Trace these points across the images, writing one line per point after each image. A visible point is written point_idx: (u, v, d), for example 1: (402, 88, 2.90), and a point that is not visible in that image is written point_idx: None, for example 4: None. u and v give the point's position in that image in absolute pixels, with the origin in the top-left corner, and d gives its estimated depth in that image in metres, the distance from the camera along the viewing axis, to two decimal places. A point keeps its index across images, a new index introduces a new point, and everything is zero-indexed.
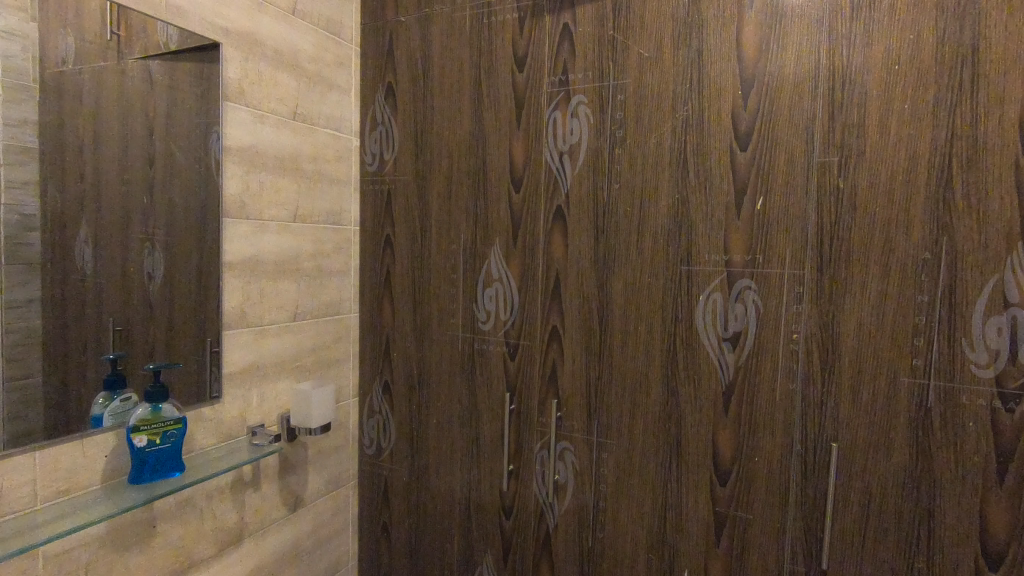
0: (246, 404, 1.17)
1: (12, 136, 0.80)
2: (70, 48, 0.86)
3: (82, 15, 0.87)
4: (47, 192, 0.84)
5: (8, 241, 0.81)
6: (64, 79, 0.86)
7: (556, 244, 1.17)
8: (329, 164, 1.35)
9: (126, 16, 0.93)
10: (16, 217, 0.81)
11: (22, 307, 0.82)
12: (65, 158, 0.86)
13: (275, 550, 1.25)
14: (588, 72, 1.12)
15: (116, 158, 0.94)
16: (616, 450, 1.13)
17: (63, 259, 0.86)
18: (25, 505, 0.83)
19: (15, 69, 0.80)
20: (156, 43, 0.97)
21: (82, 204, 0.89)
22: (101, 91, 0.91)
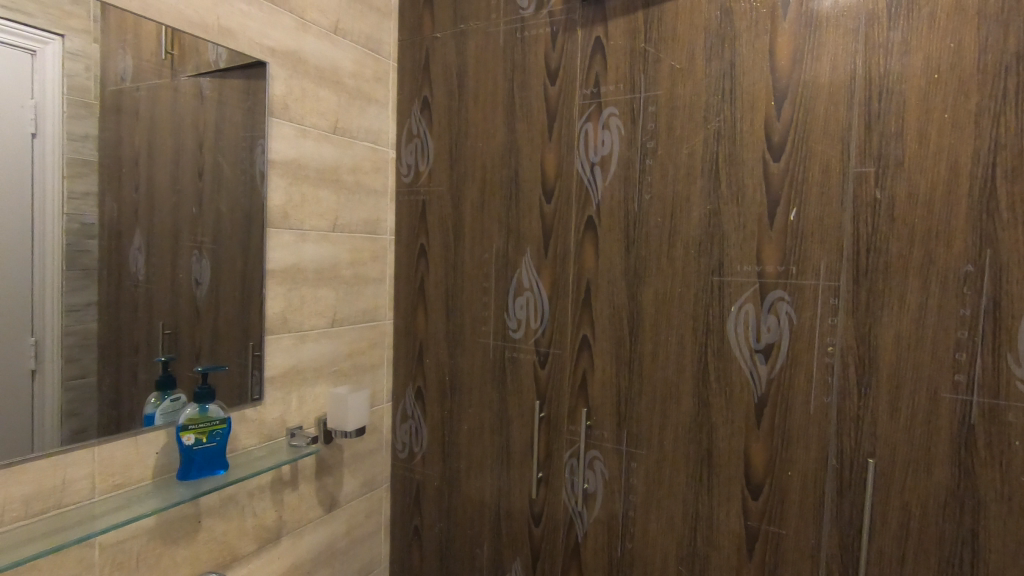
0: (286, 405, 1.21)
1: (74, 150, 0.86)
2: (128, 68, 0.92)
3: (140, 37, 0.93)
4: (105, 203, 0.90)
5: (70, 248, 0.86)
6: (123, 97, 0.92)
7: (587, 254, 1.18)
8: (367, 175, 1.40)
9: (180, 37, 0.98)
10: (78, 225, 0.87)
11: (81, 310, 0.88)
12: (122, 171, 0.92)
13: (311, 549, 1.29)
14: (620, 84, 1.13)
15: (169, 170, 0.99)
16: (646, 461, 1.13)
17: (119, 265, 0.92)
18: (84, 497, 0.88)
19: (79, 88, 0.86)
20: (207, 62, 1.03)
21: (137, 213, 0.94)
22: (156, 108, 0.97)
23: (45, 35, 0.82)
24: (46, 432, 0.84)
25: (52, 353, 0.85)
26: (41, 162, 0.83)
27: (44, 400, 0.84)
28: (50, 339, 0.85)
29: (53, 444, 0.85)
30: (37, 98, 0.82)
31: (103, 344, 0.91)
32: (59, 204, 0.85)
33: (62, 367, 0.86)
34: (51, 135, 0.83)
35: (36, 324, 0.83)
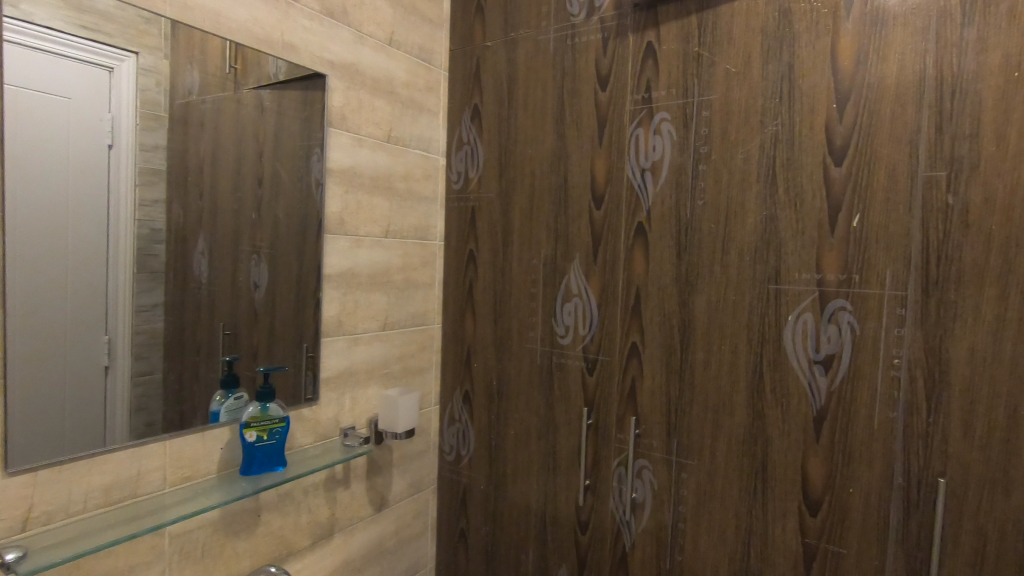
0: (340, 406, 1.25)
1: (145, 160, 0.91)
2: (195, 82, 0.97)
3: (206, 52, 0.98)
4: (172, 209, 0.95)
5: (140, 252, 0.91)
6: (190, 109, 0.97)
7: (637, 260, 1.17)
8: (419, 183, 1.43)
9: (243, 52, 1.03)
10: (147, 230, 0.92)
11: (150, 310, 0.93)
12: (188, 178, 0.97)
13: (361, 547, 1.32)
14: (672, 88, 1.12)
15: (231, 178, 1.04)
16: (697, 472, 1.10)
17: (184, 269, 0.97)
18: (156, 488, 0.94)
19: (151, 102, 0.91)
20: (267, 75, 1.07)
21: (201, 219, 0.99)
22: (220, 119, 1.02)
23: (120, 52, 0.87)
24: (116, 426, 0.89)
25: (123, 350, 0.90)
26: (116, 172, 0.88)
27: (114, 393, 0.89)
28: (121, 337, 0.90)
29: (126, 437, 0.90)
30: (114, 111, 0.87)
31: (168, 343, 0.96)
32: (131, 210, 0.90)
33: (131, 363, 0.91)
34: (126, 147, 0.89)
35: (110, 323, 0.89)
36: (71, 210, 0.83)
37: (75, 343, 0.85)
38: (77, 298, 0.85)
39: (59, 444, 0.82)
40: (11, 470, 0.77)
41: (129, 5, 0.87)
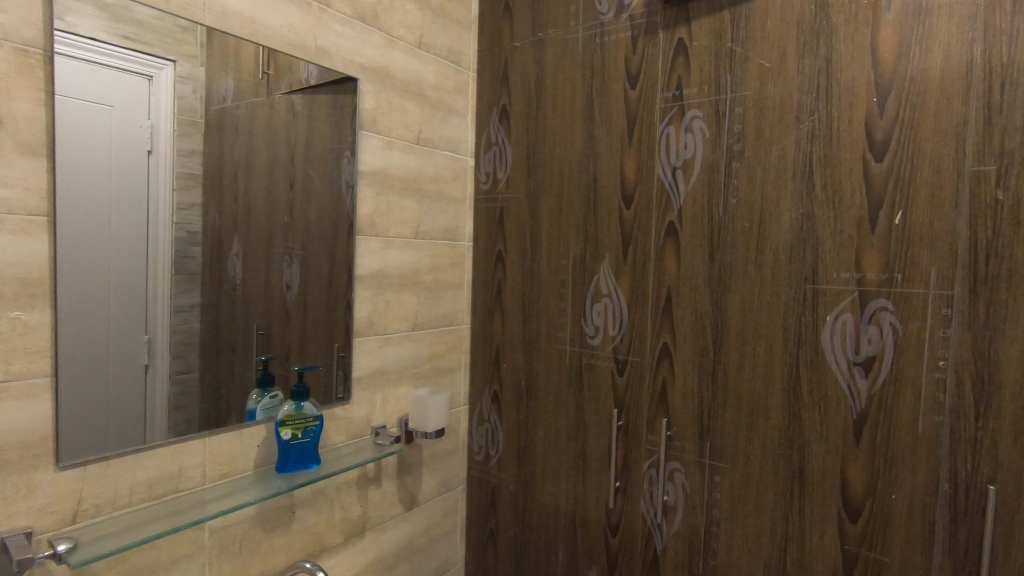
0: (371, 405, 1.27)
1: (182, 165, 0.93)
2: (229, 89, 0.99)
3: (241, 59, 1.00)
4: (207, 213, 0.97)
5: (177, 254, 0.94)
6: (224, 115, 0.99)
7: (668, 260, 1.15)
8: (448, 184, 1.44)
9: (276, 57, 1.05)
10: (185, 233, 0.94)
11: (187, 310, 0.95)
12: (222, 182, 0.99)
13: (392, 545, 1.33)
14: (704, 85, 1.10)
15: (265, 181, 1.06)
16: (731, 476, 1.08)
17: (219, 271, 0.99)
18: (197, 484, 0.96)
19: (187, 107, 0.94)
20: (299, 79, 1.09)
21: (235, 222, 1.02)
22: (254, 123, 1.04)
23: (159, 61, 0.90)
24: (156, 423, 0.91)
25: (162, 350, 0.93)
26: (155, 177, 0.90)
27: (154, 393, 0.91)
28: (160, 337, 0.92)
29: (165, 434, 0.92)
30: (153, 119, 0.89)
31: (205, 343, 0.98)
32: (169, 214, 0.92)
33: (170, 363, 0.94)
34: (164, 152, 0.91)
35: (149, 323, 0.91)
36: (114, 214, 0.85)
37: (118, 344, 0.87)
38: (119, 300, 0.87)
39: (104, 440, 0.85)
40: (61, 465, 0.81)
41: (167, 15, 0.90)
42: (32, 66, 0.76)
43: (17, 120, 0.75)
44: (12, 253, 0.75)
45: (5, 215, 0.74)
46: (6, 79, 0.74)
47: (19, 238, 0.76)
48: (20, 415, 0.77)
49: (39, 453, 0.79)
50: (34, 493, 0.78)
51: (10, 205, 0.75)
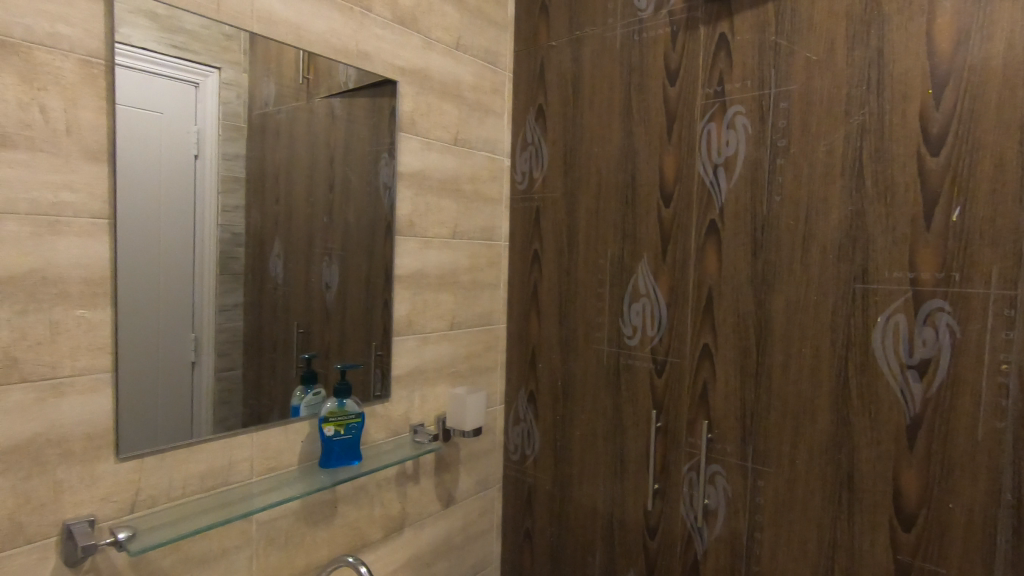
0: (410, 403, 1.28)
1: (226, 168, 0.97)
2: (271, 94, 1.02)
3: (283, 65, 1.03)
4: (250, 215, 1.00)
5: (222, 255, 0.97)
6: (266, 120, 1.02)
7: (709, 259, 1.13)
8: (485, 184, 1.44)
9: (316, 61, 1.07)
10: (229, 235, 0.98)
11: (231, 309, 0.99)
12: (264, 185, 1.02)
13: (430, 542, 1.35)
14: (747, 80, 1.07)
15: (305, 184, 1.09)
16: (775, 480, 1.06)
17: (262, 271, 1.02)
18: (245, 477, 0.99)
19: (232, 113, 0.97)
20: (338, 83, 1.11)
21: (277, 223, 1.04)
22: (294, 127, 1.07)
23: (205, 68, 0.93)
24: (203, 418, 0.94)
25: (208, 347, 0.96)
26: (202, 181, 0.94)
27: (201, 389, 0.95)
28: (206, 335, 0.96)
29: (214, 429, 0.96)
30: (199, 124, 0.92)
31: (248, 341, 1.01)
32: (215, 217, 0.96)
33: (215, 360, 0.97)
34: (210, 157, 0.94)
35: (196, 322, 0.94)
36: (165, 217, 0.89)
37: (169, 341, 0.90)
38: (170, 299, 0.90)
39: (157, 434, 0.88)
40: (121, 456, 0.84)
41: (212, 23, 0.92)
42: (95, 76, 0.80)
43: (81, 127, 0.79)
44: (77, 253, 0.79)
45: (70, 218, 0.78)
46: (71, 88, 0.78)
47: (83, 240, 0.80)
48: (83, 409, 0.81)
49: (101, 444, 0.82)
50: (97, 482, 0.82)
51: (75, 208, 0.79)
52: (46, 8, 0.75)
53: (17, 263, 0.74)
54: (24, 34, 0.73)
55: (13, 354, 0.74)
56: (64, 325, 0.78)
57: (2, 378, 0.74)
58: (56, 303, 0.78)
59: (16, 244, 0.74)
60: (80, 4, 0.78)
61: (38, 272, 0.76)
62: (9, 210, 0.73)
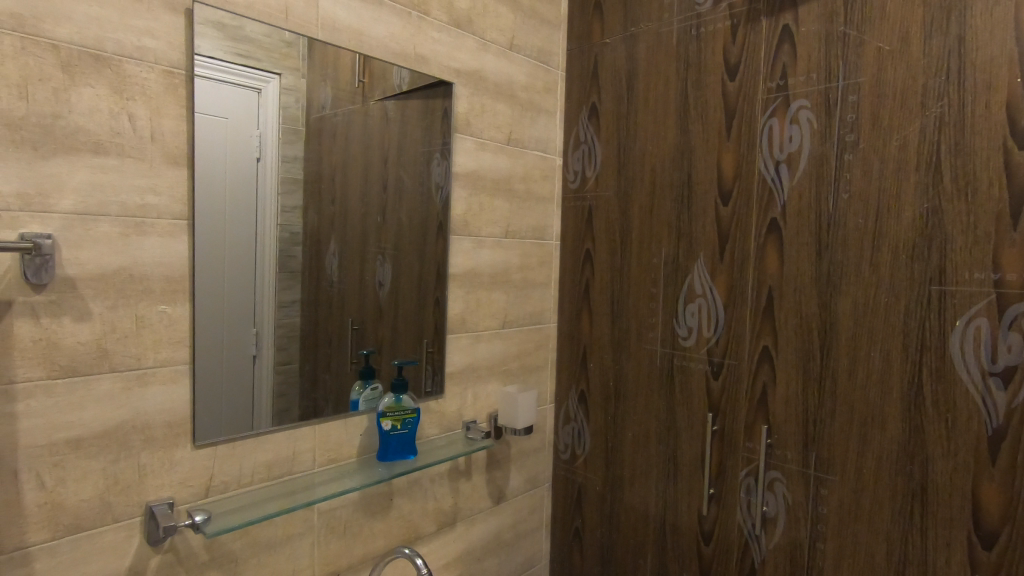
0: (463, 399, 1.30)
1: (285, 170, 1.00)
2: (328, 98, 1.05)
3: (338, 69, 1.05)
4: (307, 215, 1.03)
5: (281, 253, 1.00)
6: (323, 123, 1.05)
7: (770, 259, 1.10)
8: (537, 183, 1.45)
9: (371, 64, 1.09)
10: (287, 234, 1.01)
11: (290, 306, 1.02)
12: (320, 186, 1.05)
13: (481, 537, 1.36)
14: (813, 73, 1.03)
15: (359, 184, 1.12)
16: (839, 490, 1.02)
17: (318, 269, 1.05)
18: (308, 467, 1.04)
19: (291, 117, 1.00)
20: (392, 86, 1.13)
21: (332, 223, 1.07)
22: (350, 129, 1.09)
23: (266, 74, 0.96)
24: (263, 411, 0.98)
25: (268, 342, 0.99)
26: (263, 183, 0.97)
27: (261, 382, 0.98)
28: (266, 330, 0.99)
29: (276, 421, 1.00)
30: (261, 129, 0.96)
31: (304, 336, 1.04)
32: (275, 217, 0.99)
33: (274, 355, 1.00)
34: (270, 159, 0.98)
35: (257, 318, 0.98)
36: (231, 218, 0.92)
37: (233, 336, 0.94)
38: (234, 296, 0.94)
39: (223, 424, 0.92)
40: (196, 444, 0.89)
41: (274, 31, 0.96)
42: (176, 86, 0.85)
43: (164, 134, 0.84)
44: (159, 252, 0.84)
45: (154, 219, 0.83)
46: (156, 98, 0.83)
47: (165, 240, 0.85)
48: (164, 398, 0.86)
49: (179, 432, 0.88)
50: (175, 467, 0.87)
51: (159, 210, 0.84)
52: (135, 23, 0.80)
53: (108, 261, 0.80)
54: (116, 48, 0.79)
55: (104, 346, 0.80)
56: (148, 319, 0.84)
57: (94, 368, 0.79)
58: (141, 298, 0.83)
59: (108, 244, 0.80)
60: (164, 18, 0.83)
61: (127, 270, 0.81)
62: (102, 212, 0.79)
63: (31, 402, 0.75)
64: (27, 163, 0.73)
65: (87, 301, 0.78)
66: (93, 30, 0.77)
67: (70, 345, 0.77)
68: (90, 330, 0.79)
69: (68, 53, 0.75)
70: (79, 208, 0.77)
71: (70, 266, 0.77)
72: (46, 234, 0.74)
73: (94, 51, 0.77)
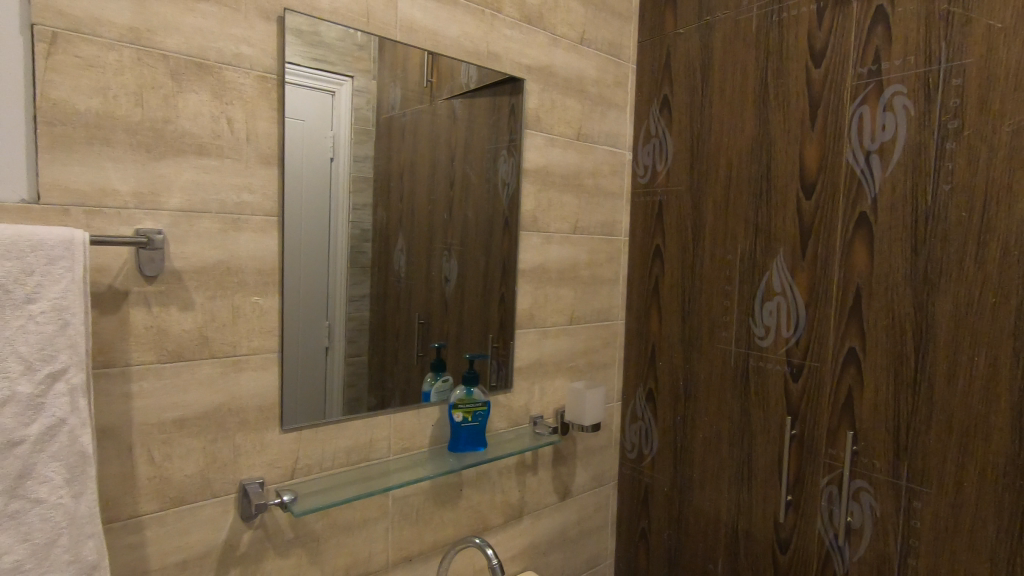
0: (530, 394, 1.31)
1: (357, 169, 1.02)
2: (397, 98, 1.07)
3: (407, 70, 1.07)
4: (377, 212, 1.06)
5: (353, 249, 1.03)
6: (392, 123, 1.07)
7: (858, 256, 1.03)
8: (606, 178, 1.43)
9: (439, 64, 1.11)
10: (358, 230, 1.03)
11: (359, 300, 1.04)
12: (389, 184, 1.07)
13: (547, 532, 1.37)
14: (910, 56, 0.96)
15: (427, 181, 1.13)
16: (935, 503, 0.95)
17: (387, 265, 1.08)
18: (383, 455, 1.08)
19: (365, 118, 1.03)
20: (460, 84, 1.15)
21: (400, 220, 1.10)
22: (418, 128, 1.11)
23: (340, 78, 0.99)
24: (333, 402, 1.01)
25: (338, 335, 1.02)
26: (337, 181, 0.99)
27: (333, 373, 1.01)
28: (338, 324, 1.01)
29: (348, 410, 1.03)
30: (334, 129, 0.98)
31: (373, 330, 1.07)
32: (347, 214, 1.02)
33: (345, 347, 1.03)
34: (343, 158, 1.00)
35: (331, 311, 1.00)
36: (310, 216, 0.96)
37: (308, 328, 0.97)
38: (312, 290, 0.97)
39: (303, 411, 0.97)
40: (283, 428, 0.95)
41: (349, 35, 0.98)
42: (268, 90, 0.90)
43: (258, 136, 0.89)
44: (253, 248, 0.90)
45: (248, 216, 0.89)
46: (250, 102, 0.88)
47: (258, 235, 0.90)
48: (254, 384, 0.92)
49: (269, 417, 0.93)
50: (265, 449, 0.93)
51: (253, 208, 0.89)
52: (233, 33, 0.86)
53: (209, 255, 0.86)
54: (217, 56, 0.85)
55: (205, 334, 0.86)
56: (243, 310, 0.90)
57: (196, 354, 0.86)
58: (237, 290, 0.89)
59: (209, 239, 0.86)
60: (258, 27, 0.88)
61: (225, 263, 0.87)
62: (204, 209, 0.85)
63: (144, 383, 0.82)
64: (142, 165, 0.80)
65: (191, 291, 0.84)
66: (198, 40, 0.83)
67: (176, 332, 0.84)
68: (193, 319, 0.85)
69: (176, 62, 0.81)
70: (185, 205, 0.83)
71: (177, 260, 0.83)
72: (158, 230, 0.81)
73: (199, 60, 0.83)
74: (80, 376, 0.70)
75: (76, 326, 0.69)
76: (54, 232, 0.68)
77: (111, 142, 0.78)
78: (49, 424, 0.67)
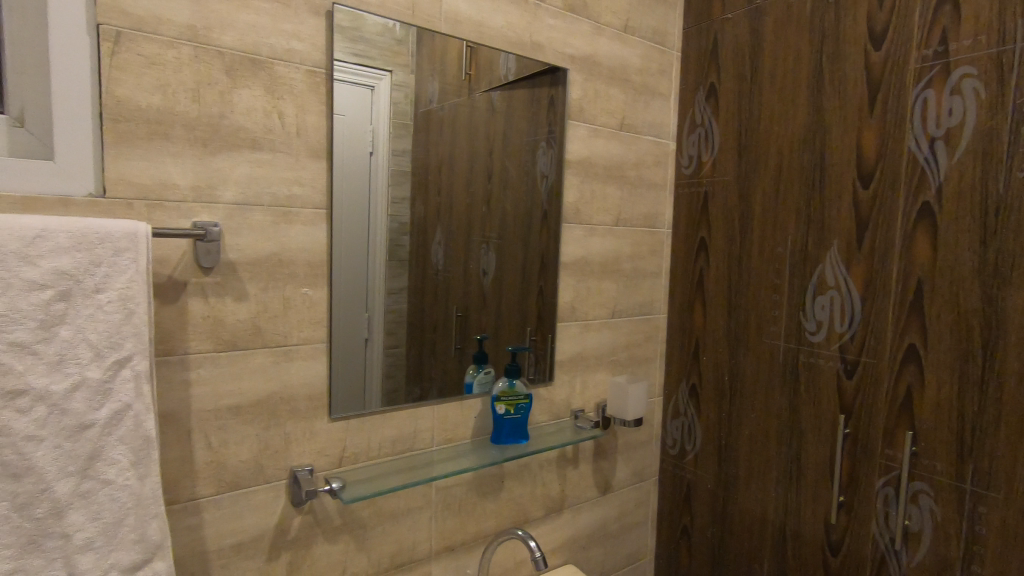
0: (572, 387, 1.31)
1: (396, 162, 1.02)
2: (435, 92, 1.07)
3: (449, 62, 1.07)
4: (415, 205, 1.06)
5: (391, 242, 1.03)
6: (431, 116, 1.07)
7: (920, 248, 0.99)
8: (649, 170, 1.40)
9: (478, 56, 1.11)
10: (396, 224, 1.03)
11: (398, 293, 1.05)
12: (429, 177, 1.07)
13: (587, 526, 1.36)
14: (981, 36, 0.91)
15: (464, 174, 1.13)
16: (1002, 509, 0.90)
17: (424, 258, 1.08)
18: (427, 445, 1.09)
19: (404, 112, 1.03)
20: (498, 77, 1.14)
21: (438, 214, 1.09)
22: (457, 121, 1.11)
23: (379, 72, 0.99)
24: (372, 393, 1.02)
25: (377, 328, 1.02)
26: (378, 175, 1.00)
27: (372, 365, 1.02)
28: (377, 316, 1.02)
29: (388, 402, 1.04)
30: (374, 123, 0.98)
31: (411, 323, 1.07)
32: (386, 207, 1.02)
33: (383, 339, 1.03)
34: (382, 152, 1.00)
35: (370, 303, 1.01)
36: (354, 209, 0.97)
37: (349, 320, 0.98)
38: (354, 282, 0.98)
39: (347, 401, 0.98)
40: (332, 416, 0.97)
41: (389, 29, 0.99)
42: (317, 84, 0.91)
43: (308, 130, 0.91)
44: (303, 240, 0.92)
45: (299, 208, 0.91)
46: (301, 96, 0.90)
47: (308, 228, 0.92)
48: (304, 373, 0.94)
49: (318, 406, 0.95)
50: (315, 437, 0.95)
51: (303, 201, 0.91)
52: (284, 28, 0.87)
53: (262, 246, 0.88)
54: (269, 52, 0.86)
55: (258, 324, 0.89)
56: (294, 301, 0.92)
57: (250, 343, 0.88)
58: (288, 282, 0.91)
59: (262, 231, 0.88)
60: (309, 22, 0.89)
61: (277, 255, 0.89)
62: (257, 202, 0.87)
63: (201, 370, 0.84)
64: (199, 159, 0.82)
65: (245, 282, 0.87)
66: (252, 36, 0.85)
67: (231, 322, 0.86)
68: (247, 310, 0.87)
69: (231, 58, 0.83)
70: (239, 198, 0.85)
71: (233, 251, 0.85)
72: (214, 223, 0.83)
73: (252, 56, 0.85)
74: (143, 363, 0.72)
75: (140, 316, 0.72)
76: (120, 224, 0.71)
77: (171, 137, 0.80)
78: (116, 409, 0.70)
